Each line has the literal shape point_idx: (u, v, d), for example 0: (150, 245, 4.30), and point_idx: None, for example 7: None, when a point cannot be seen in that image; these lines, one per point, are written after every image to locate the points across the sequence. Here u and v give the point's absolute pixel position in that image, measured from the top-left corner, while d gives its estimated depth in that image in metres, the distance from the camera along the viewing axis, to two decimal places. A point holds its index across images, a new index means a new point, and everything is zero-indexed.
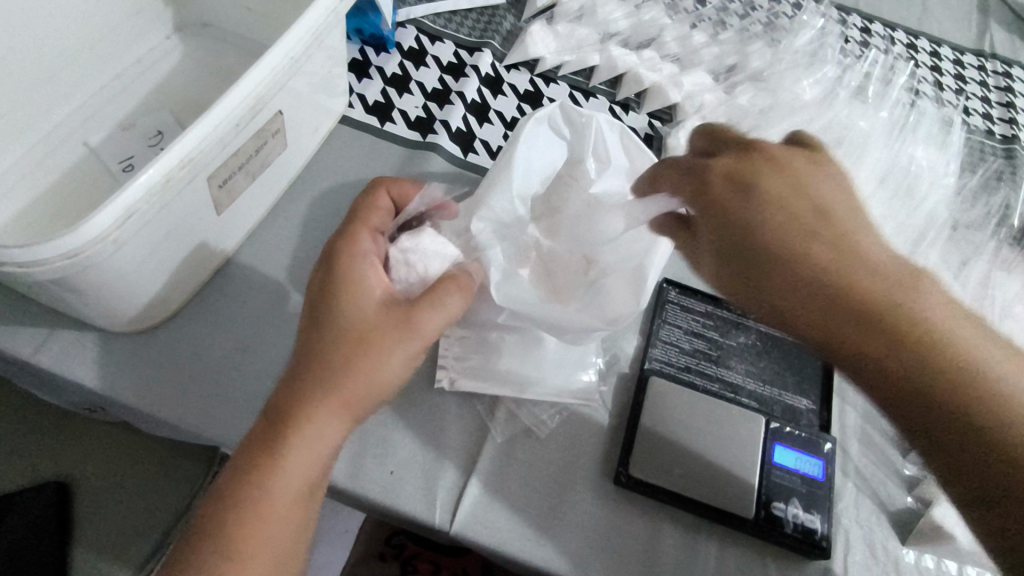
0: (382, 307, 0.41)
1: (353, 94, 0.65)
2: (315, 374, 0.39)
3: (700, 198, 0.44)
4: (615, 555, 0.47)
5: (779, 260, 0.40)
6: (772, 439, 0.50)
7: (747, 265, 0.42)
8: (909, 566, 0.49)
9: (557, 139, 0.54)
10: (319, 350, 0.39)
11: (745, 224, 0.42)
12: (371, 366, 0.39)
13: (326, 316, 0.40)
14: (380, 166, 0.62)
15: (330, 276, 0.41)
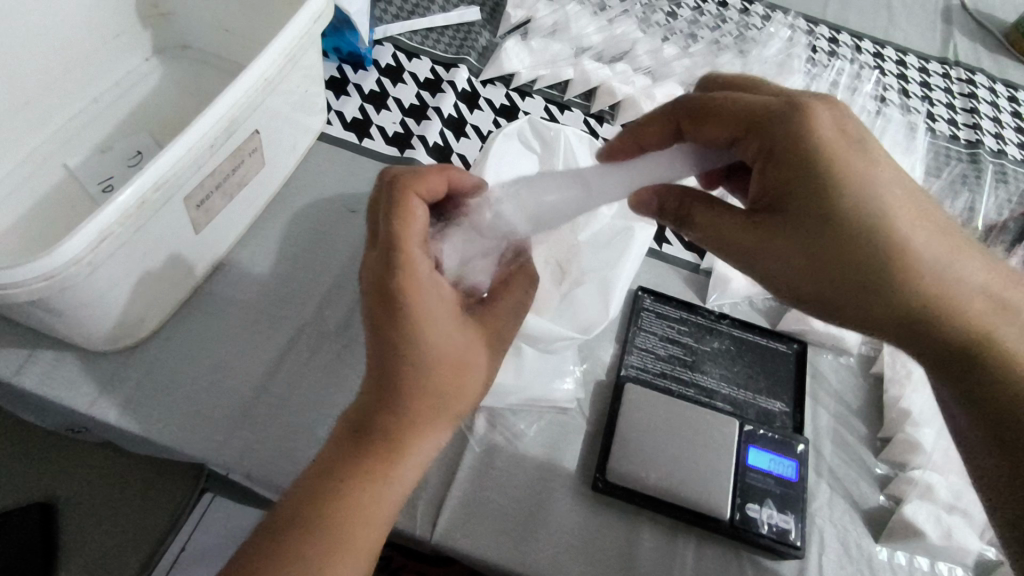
0: (458, 327, 0.40)
1: (331, 111, 0.66)
2: (406, 400, 0.38)
3: (799, 158, 0.38)
4: (594, 560, 0.47)
5: (856, 258, 0.38)
6: (746, 442, 0.51)
7: (830, 251, 0.38)
8: (882, 563, 0.50)
9: (527, 151, 0.53)
10: (423, 376, 0.38)
11: (831, 221, 0.38)
12: (467, 386, 0.40)
13: (408, 352, 0.38)
14: (358, 181, 0.62)
15: (397, 305, 0.37)
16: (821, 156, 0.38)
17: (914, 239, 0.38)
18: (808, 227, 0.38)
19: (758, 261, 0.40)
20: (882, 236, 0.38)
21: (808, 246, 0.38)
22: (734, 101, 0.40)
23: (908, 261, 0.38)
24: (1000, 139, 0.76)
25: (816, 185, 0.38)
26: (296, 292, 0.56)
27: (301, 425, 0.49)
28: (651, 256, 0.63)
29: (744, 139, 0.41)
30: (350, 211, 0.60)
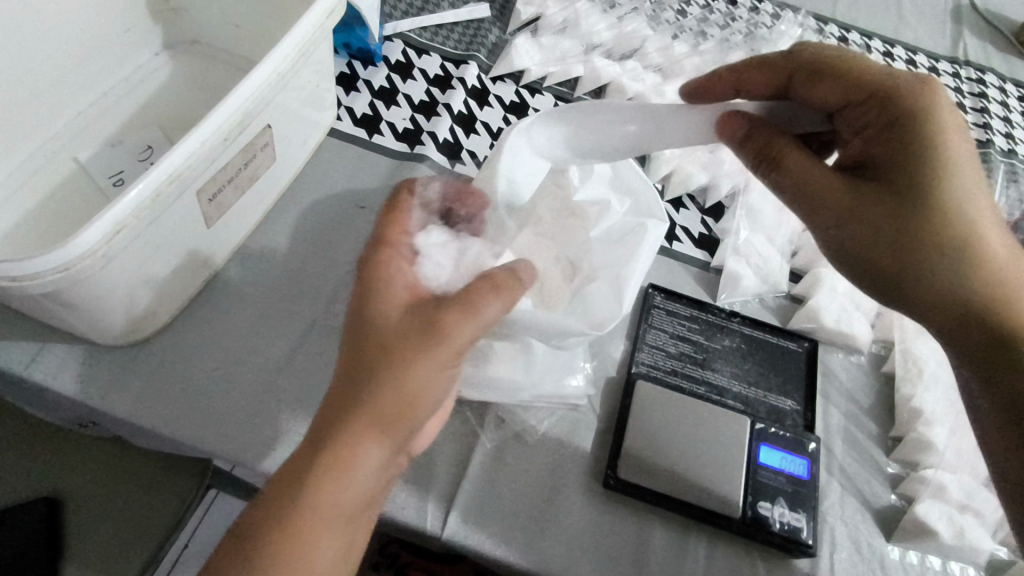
0: (404, 313, 0.39)
1: (340, 107, 0.66)
2: (349, 377, 0.37)
3: (890, 136, 0.42)
4: (605, 557, 0.47)
5: (958, 234, 0.41)
6: (758, 439, 0.51)
7: (915, 225, 0.41)
8: (894, 562, 0.49)
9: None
10: (362, 345, 0.38)
11: (928, 187, 0.41)
12: (406, 377, 0.36)
13: (356, 328, 0.39)
14: (368, 176, 0.62)
15: (362, 285, 0.40)
16: (932, 143, 0.41)
17: (973, 245, 0.41)
18: (882, 197, 0.41)
19: (816, 214, 0.43)
20: (951, 223, 0.41)
21: (902, 249, 0.41)
22: (853, 69, 0.44)
23: (975, 247, 0.41)
24: (1011, 139, 0.76)
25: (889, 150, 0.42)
26: (305, 287, 0.55)
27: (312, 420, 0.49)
28: (661, 253, 0.63)
29: (834, 93, 0.44)
30: (360, 206, 0.60)
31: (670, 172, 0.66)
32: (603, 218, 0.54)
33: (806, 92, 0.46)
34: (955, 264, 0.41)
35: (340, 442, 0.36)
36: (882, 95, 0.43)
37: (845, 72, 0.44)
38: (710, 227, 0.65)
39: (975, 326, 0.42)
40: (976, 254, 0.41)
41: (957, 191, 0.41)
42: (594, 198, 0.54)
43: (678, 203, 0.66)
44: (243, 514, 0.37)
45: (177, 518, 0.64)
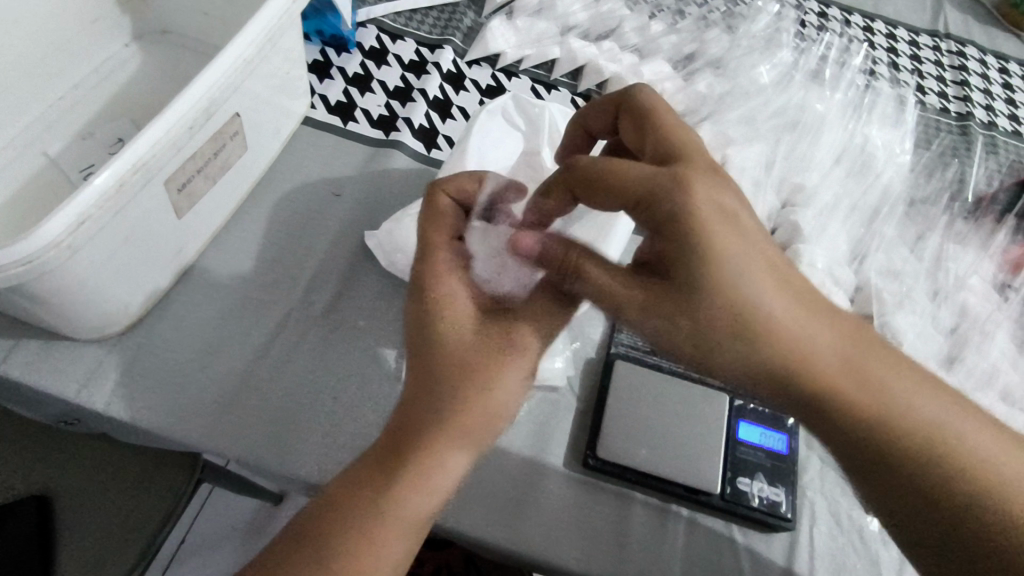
0: (479, 329, 0.40)
1: (314, 95, 0.65)
2: (423, 390, 0.38)
3: (712, 310, 0.35)
4: (586, 537, 0.47)
5: (758, 338, 0.35)
6: (737, 415, 0.51)
7: (751, 350, 0.35)
8: (873, 533, 0.50)
9: (513, 130, 0.53)
10: (431, 364, 0.38)
11: (706, 298, 0.35)
12: (488, 391, 0.38)
13: (423, 343, 0.39)
14: (343, 164, 0.62)
15: (425, 298, 0.40)
16: (698, 254, 0.35)
17: (824, 346, 0.36)
18: (707, 330, 0.36)
19: (641, 320, 0.38)
20: (795, 362, 0.35)
21: (713, 346, 0.36)
22: (615, 171, 0.37)
23: (800, 350, 0.35)
24: (991, 111, 0.76)
25: (755, 351, 0.35)
26: (281, 276, 0.55)
27: (290, 410, 0.49)
28: None
29: (659, 241, 0.37)
30: (335, 194, 0.60)
31: None
32: None
33: (600, 202, 0.39)
34: (810, 399, 0.36)
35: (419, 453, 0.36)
36: (665, 221, 0.36)
37: (633, 171, 0.37)
38: None
39: (856, 431, 0.36)
40: (848, 409, 0.36)
41: (746, 305, 0.35)
42: None
43: None
44: (307, 517, 0.36)
45: (169, 514, 0.64)
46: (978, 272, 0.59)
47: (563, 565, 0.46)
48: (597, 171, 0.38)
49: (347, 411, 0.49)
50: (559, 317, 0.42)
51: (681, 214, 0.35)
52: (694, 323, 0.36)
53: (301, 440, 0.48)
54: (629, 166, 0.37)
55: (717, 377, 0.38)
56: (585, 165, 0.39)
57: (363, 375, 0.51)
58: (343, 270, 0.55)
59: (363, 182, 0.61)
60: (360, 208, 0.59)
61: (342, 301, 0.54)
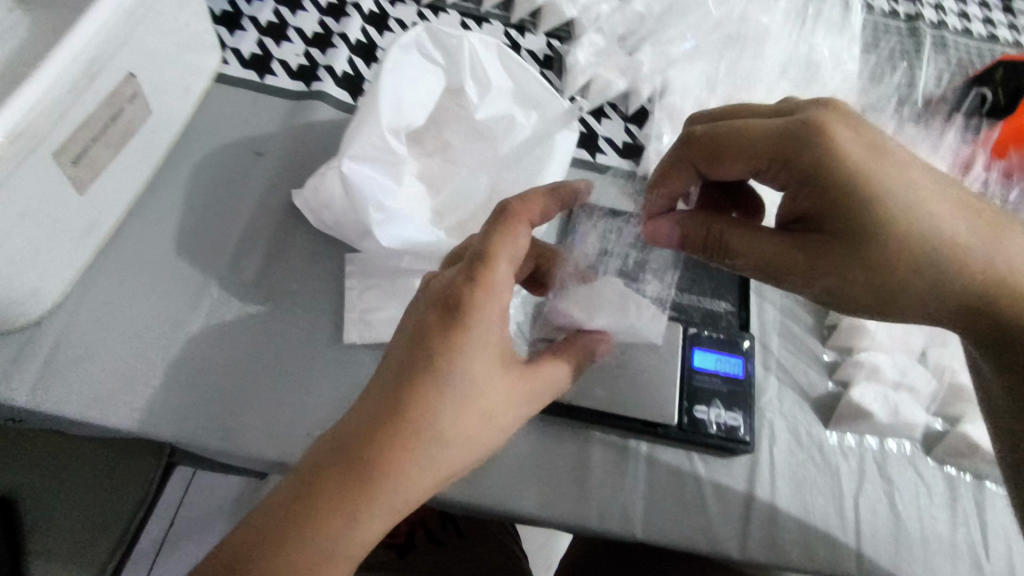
0: (505, 379, 0.37)
1: (225, 49, 0.61)
2: (423, 429, 0.34)
3: (900, 241, 0.39)
4: (546, 481, 0.47)
5: (914, 271, 0.39)
6: (691, 344, 0.51)
7: (938, 273, 0.39)
8: (832, 447, 0.50)
9: (430, 66, 0.48)
10: (438, 408, 0.34)
11: (877, 239, 0.39)
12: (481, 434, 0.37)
13: (440, 372, 0.35)
14: (263, 120, 0.58)
15: (466, 329, 0.35)
16: (879, 198, 0.38)
17: (980, 254, 0.39)
18: (879, 261, 0.39)
19: (807, 278, 0.41)
20: (968, 259, 0.39)
21: (895, 287, 0.40)
22: (741, 132, 0.41)
23: (963, 262, 0.39)
24: (941, 10, 0.73)
25: (895, 272, 0.39)
26: (206, 246, 0.51)
27: (228, 385, 0.47)
28: (583, 167, 0.59)
29: (810, 196, 0.40)
30: (257, 153, 0.56)
31: (588, 81, 0.61)
32: (510, 135, 0.50)
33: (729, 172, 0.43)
34: (992, 293, 0.40)
35: (395, 490, 0.34)
36: (815, 173, 0.39)
37: (754, 143, 0.40)
38: (634, 135, 0.61)
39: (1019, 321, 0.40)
40: (994, 292, 0.40)
41: (916, 230, 0.39)
42: (497, 116, 0.50)
43: (599, 113, 0.62)
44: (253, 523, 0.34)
45: (144, 498, 0.60)
46: None
47: (525, 511, 0.45)
48: (722, 147, 0.42)
49: (289, 379, 0.47)
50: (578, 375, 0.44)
51: (827, 162, 0.39)
52: (853, 257, 0.39)
53: (244, 414, 0.46)
54: (744, 132, 0.41)
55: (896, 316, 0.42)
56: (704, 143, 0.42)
57: (304, 340, 0.49)
58: (272, 234, 0.52)
59: (286, 138, 0.57)
60: (285, 166, 0.55)
61: (274, 266, 0.51)
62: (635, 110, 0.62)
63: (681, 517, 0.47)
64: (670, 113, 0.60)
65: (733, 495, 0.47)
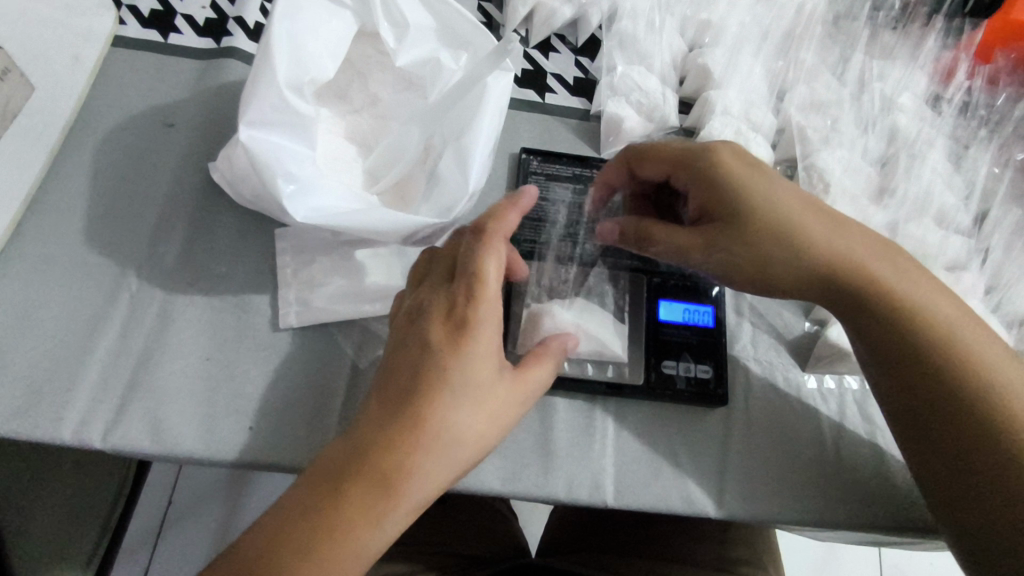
0: (506, 382, 0.37)
1: (120, 8, 0.54)
2: (431, 432, 0.34)
3: (788, 240, 0.39)
4: (511, 455, 0.43)
5: (791, 264, 0.40)
6: (656, 296, 0.47)
7: (807, 263, 0.39)
8: (811, 391, 0.47)
9: (335, 10, 0.42)
10: (443, 412, 0.34)
11: (756, 225, 0.40)
12: (483, 433, 0.35)
13: (448, 382, 0.34)
14: (171, 86, 0.52)
15: (467, 336, 0.35)
16: (763, 201, 0.40)
17: (863, 264, 0.39)
18: (764, 253, 0.40)
19: (704, 258, 0.42)
20: (868, 279, 0.39)
21: (779, 275, 0.40)
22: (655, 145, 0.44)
23: (843, 263, 0.39)
24: None
25: (785, 267, 0.40)
26: (119, 233, 0.46)
27: (157, 384, 0.43)
28: (532, 110, 0.54)
29: (702, 200, 0.42)
30: (167, 124, 0.50)
31: (531, 12, 0.54)
32: (438, 80, 0.45)
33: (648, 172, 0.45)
34: (893, 317, 0.38)
35: (399, 499, 0.33)
36: (709, 177, 0.41)
37: (669, 154, 0.43)
38: (586, 69, 0.56)
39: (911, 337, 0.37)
40: (893, 315, 0.38)
41: (790, 228, 0.39)
42: (420, 60, 0.45)
43: (545, 47, 0.56)
44: (268, 527, 0.33)
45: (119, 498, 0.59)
46: (908, 88, 0.53)
47: (490, 489, 0.42)
48: (640, 146, 0.45)
49: (224, 372, 0.44)
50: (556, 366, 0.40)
51: (719, 174, 0.41)
52: (735, 249, 0.40)
53: (177, 414, 0.42)
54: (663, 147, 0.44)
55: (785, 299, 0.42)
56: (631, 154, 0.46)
57: (237, 327, 0.45)
58: (191, 214, 0.47)
59: (198, 105, 0.51)
60: (200, 137, 0.50)
61: (196, 248, 0.47)
62: (585, 41, 0.56)
63: (655, 479, 0.44)
64: (622, 40, 0.54)
65: (708, 450, 0.45)
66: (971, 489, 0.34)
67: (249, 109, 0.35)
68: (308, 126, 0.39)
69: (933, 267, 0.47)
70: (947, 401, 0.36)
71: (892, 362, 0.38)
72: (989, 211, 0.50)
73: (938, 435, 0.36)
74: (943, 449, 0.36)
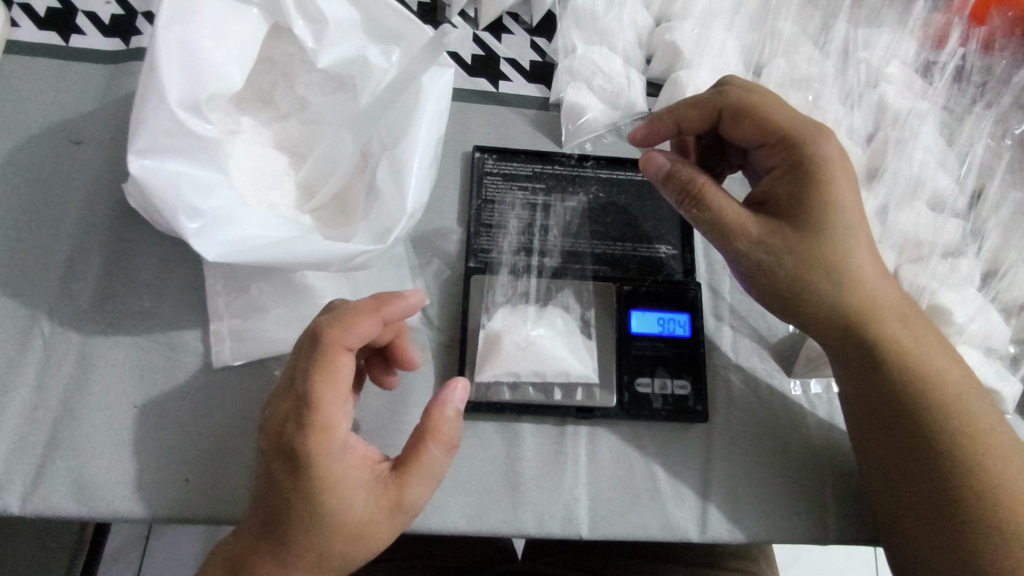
0: (371, 495, 0.32)
1: (12, 8, 0.48)
2: (294, 559, 0.32)
3: (857, 242, 0.37)
4: (475, 490, 0.40)
5: (846, 288, 0.37)
6: (627, 306, 0.43)
7: (863, 296, 0.37)
8: (797, 399, 0.44)
9: (240, 6, 0.37)
10: (298, 544, 0.31)
11: (827, 239, 0.36)
12: (351, 551, 0.32)
13: (293, 517, 0.31)
14: (75, 96, 0.46)
15: (300, 473, 0.31)
16: (846, 199, 0.37)
17: (913, 322, 0.37)
18: (827, 249, 0.36)
19: (747, 249, 0.38)
20: (898, 310, 0.37)
21: (823, 297, 0.37)
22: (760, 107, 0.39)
23: (888, 311, 0.37)
24: None
25: (846, 266, 0.37)
26: (27, 269, 0.41)
27: (79, 439, 0.39)
28: (484, 101, 0.49)
29: (786, 180, 0.38)
30: (74, 141, 0.45)
31: None
32: (369, 81, 0.40)
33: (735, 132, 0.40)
34: (921, 351, 0.37)
35: None
36: (802, 162, 0.38)
37: (773, 119, 0.39)
38: (542, 51, 0.51)
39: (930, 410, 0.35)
40: (915, 350, 0.37)
41: (858, 258, 0.37)
42: (345, 58, 0.40)
43: (496, 28, 0.51)
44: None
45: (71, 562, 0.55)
46: (896, 57, 0.48)
47: (454, 530, 0.39)
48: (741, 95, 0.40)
49: (155, 420, 0.40)
50: (445, 459, 0.34)
51: (818, 171, 0.37)
52: (805, 234, 0.37)
53: (103, 471, 0.38)
54: (769, 108, 0.39)
55: (802, 318, 0.38)
56: (723, 104, 0.40)
57: (167, 369, 0.41)
58: (107, 244, 0.42)
59: (109, 117, 0.45)
60: (112, 154, 0.45)
61: (114, 282, 0.42)
62: (540, 19, 0.51)
63: (632, 506, 0.41)
64: (579, 18, 0.49)
65: (689, 471, 0.41)
66: (930, 549, 0.34)
67: (135, 136, 0.31)
68: (213, 148, 0.34)
69: (926, 257, 0.43)
70: (948, 436, 0.35)
71: (892, 392, 0.36)
72: (986, 190, 0.45)
73: (934, 467, 0.35)
74: (930, 480, 0.35)
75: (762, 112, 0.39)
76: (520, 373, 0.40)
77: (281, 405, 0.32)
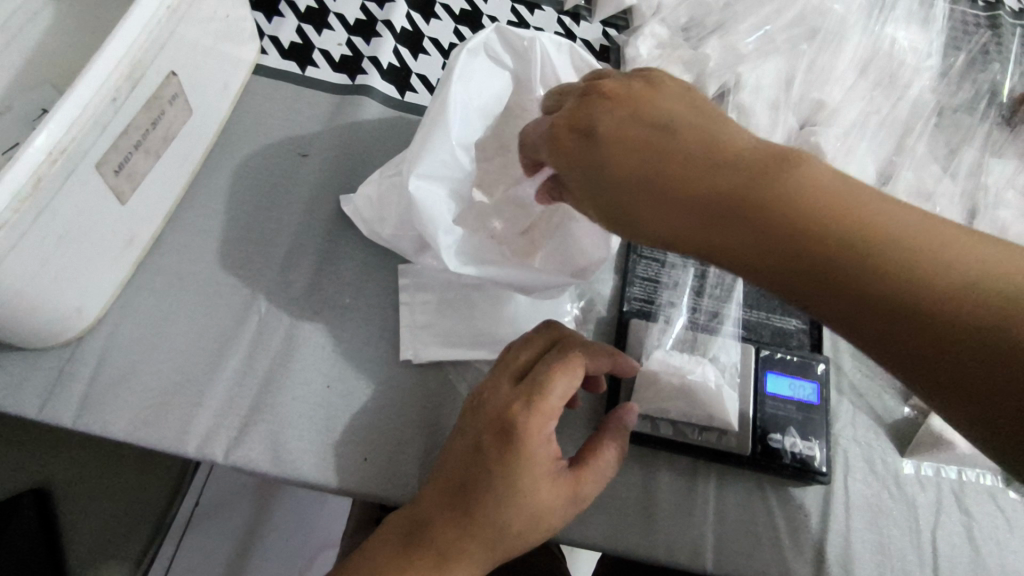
0: (558, 483, 0.37)
1: (263, 38, 0.57)
2: (476, 528, 0.36)
3: (727, 178, 0.30)
4: (613, 511, 0.44)
5: (697, 215, 0.31)
6: (763, 367, 0.48)
7: (706, 219, 0.30)
8: (908, 478, 0.47)
9: (497, 68, 0.46)
10: (488, 513, 0.36)
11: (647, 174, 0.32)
12: (525, 532, 0.37)
13: (491, 486, 0.36)
14: (307, 117, 0.54)
15: (511, 447, 0.36)
16: (693, 141, 0.32)
17: (785, 209, 0.29)
18: (713, 195, 0.30)
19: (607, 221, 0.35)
20: (822, 200, 0.29)
21: (678, 219, 0.31)
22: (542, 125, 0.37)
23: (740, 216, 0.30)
24: None
25: (736, 207, 0.30)
26: (252, 255, 0.49)
27: (279, 407, 0.44)
28: None
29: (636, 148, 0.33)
30: (301, 153, 0.53)
31: None
32: None
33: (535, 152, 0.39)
34: (872, 256, 0.27)
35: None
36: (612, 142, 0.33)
37: (591, 144, 0.34)
38: None
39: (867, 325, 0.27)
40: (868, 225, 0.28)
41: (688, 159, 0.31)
42: None
43: None
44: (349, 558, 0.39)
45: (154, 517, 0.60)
46: (1013, 187, 0.54)
47: (591, 544, 0.43)
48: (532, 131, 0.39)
49: (345, 402, 0.45)
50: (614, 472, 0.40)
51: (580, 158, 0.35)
52: (698, 199, 0.30)
53: (296, 440, 0.43)
54: (576, 118, 0.35)
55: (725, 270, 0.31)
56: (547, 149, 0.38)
57: (358, 357, 0.47)
58: (319, 245, 0.49)
59: (332, 137, 0.53)
60: (331, 169, 0.52)
61: (323, 277, 0.49)
62: None
63: (753, 549, 0.44)
64: (739, 113, 0.53)
65: (808, 528, 0.45)
66: None
67: (421, 163, 0.40)
68: (459, 181, 0.44)
69: None
70: (945, 336, 0.25)
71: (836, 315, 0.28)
72: None
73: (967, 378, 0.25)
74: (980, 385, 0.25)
75: (577, 120, 0.35)
76: (673, 411, 0.45)
77: (503, 395, 0.38)
